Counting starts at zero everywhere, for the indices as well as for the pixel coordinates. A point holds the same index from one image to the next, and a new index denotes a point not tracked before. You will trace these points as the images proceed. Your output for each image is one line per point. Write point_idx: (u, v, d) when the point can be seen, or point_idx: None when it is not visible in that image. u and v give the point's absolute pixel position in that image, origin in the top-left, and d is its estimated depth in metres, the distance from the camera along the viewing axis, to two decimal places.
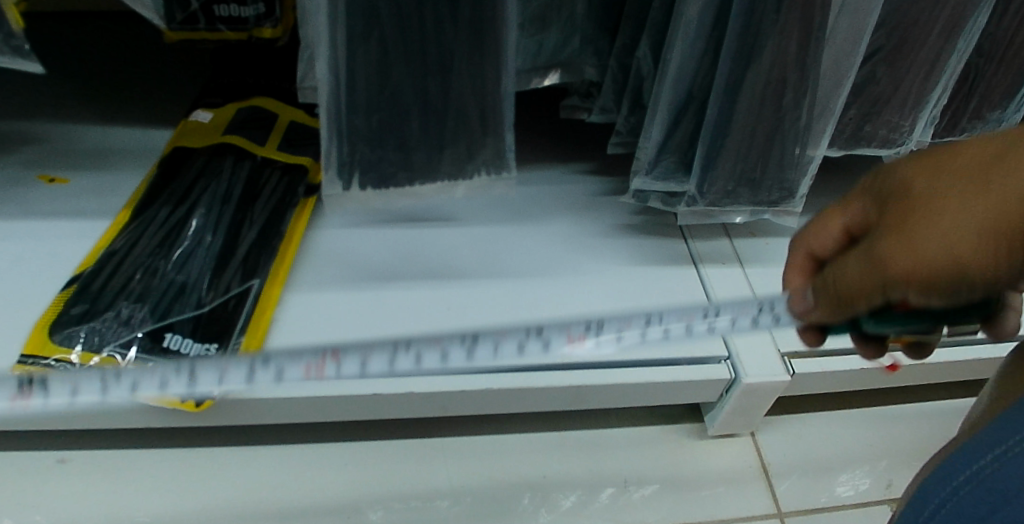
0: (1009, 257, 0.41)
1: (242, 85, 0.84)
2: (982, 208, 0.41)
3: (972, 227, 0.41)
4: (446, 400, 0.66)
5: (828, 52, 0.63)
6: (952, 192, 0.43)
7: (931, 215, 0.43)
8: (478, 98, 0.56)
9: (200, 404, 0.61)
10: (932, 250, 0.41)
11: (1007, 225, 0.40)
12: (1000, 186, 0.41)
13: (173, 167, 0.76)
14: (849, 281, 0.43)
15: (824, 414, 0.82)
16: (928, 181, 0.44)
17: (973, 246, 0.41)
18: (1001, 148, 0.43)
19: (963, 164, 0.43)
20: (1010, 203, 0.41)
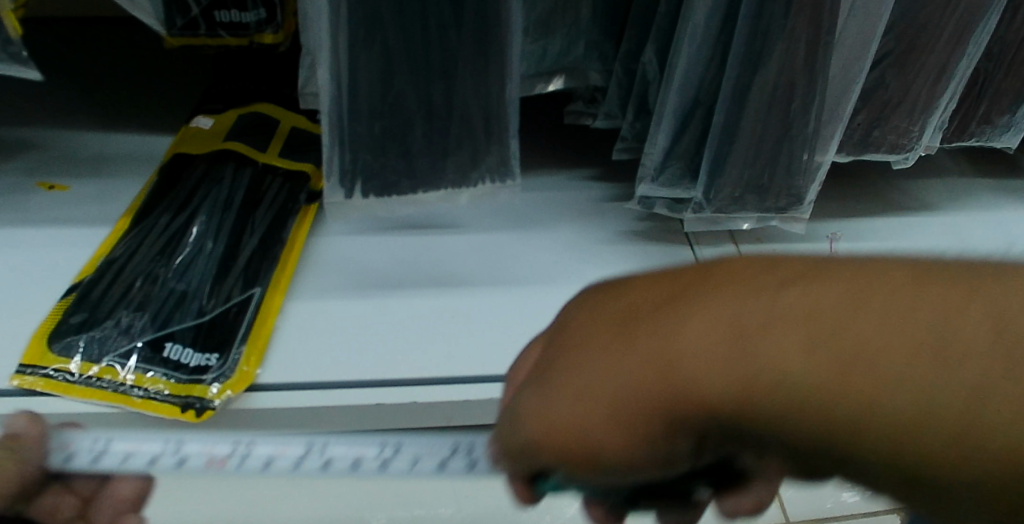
0: (639, 437, 0.37)
1: (244, 91, 0.84)
2: (638, 368, 0.36)
3: (564, 414, 0.37)
4: (448, 411, 0.64)
5: (836, 58, 0.62)
6: (585, 354, 0.38)
7: (612, 353, 0.37)
8: (482, 105, 0.56)
9: (200, 415, 0.60)
10: (570, 403, 0.37)
11: (585, 443, 0.37)
12: (661, 345, 0.36)
13: (173, 173, 0.76)
14: (534, 428, 0.38)
15: None
16: (572, 346, 0.39)
17: (592, 437, 0.37)
18: (840, 302, 0.34)
19: (674, 335, 0.36)
20: (632, 401, 0.36)
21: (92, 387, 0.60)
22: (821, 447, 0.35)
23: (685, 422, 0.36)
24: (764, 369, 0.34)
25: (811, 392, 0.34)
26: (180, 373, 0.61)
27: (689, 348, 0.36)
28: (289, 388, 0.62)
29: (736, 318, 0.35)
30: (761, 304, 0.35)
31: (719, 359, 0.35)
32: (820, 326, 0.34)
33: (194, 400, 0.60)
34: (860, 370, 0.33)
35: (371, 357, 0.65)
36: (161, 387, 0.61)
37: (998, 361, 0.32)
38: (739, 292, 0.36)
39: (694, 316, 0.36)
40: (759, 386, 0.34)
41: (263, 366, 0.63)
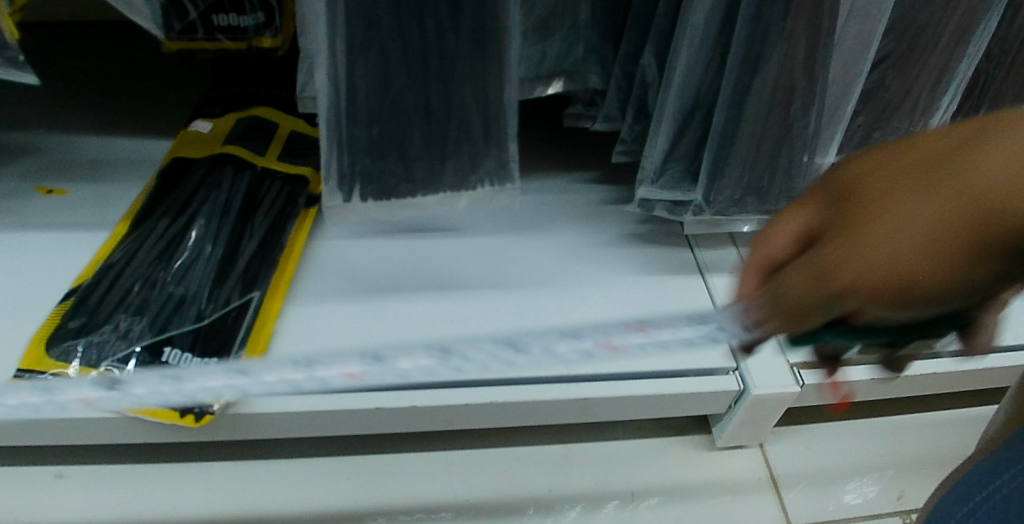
0: (953, 273, 0.40)
1: (243, 95, 0.84)
2: (936, 213, 0.39)
3: (876, 250, 0.39)
4: (450, 412, 0.65)
5: (836, 59, 0.62)
6: (880, 183, 0.41)
7: (889, 214, 0.40)
8: (481, 108, 0.55)
9: (199, 419, 0.61)
10: (864, 256, 0.39)
11: (951, 233, 0.39)
12: (943, 188, 0.39)
13: (172, 177, 0.75)
14: (801, 291, 0.40)
15: (833, 424, 0.81)
16: (891, 168, 0.42)
17: (917, 268, 0.39)
18: (957, 145, 0.41)
19: (972, 169, 0.39)
20: (913, 231, 0.39)
21: None
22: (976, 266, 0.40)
23: (989, 247, 0.39)
24: (983, 201, 0.39)
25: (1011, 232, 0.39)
26: None
27: (925, 209, 0.39)
28: (288, 392, 0.63)
29: (997, 161, 0.39)
30: (982, 164, 0.39)
31: (948, 180, 0.40)
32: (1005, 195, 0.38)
33: (193, 405, 0.61)
34: (989, 199, 0.39)
35: None
36: None
37: None
38: (960, 166, 0.40)
39: (978, 163, 0.39)
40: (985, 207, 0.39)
41: None
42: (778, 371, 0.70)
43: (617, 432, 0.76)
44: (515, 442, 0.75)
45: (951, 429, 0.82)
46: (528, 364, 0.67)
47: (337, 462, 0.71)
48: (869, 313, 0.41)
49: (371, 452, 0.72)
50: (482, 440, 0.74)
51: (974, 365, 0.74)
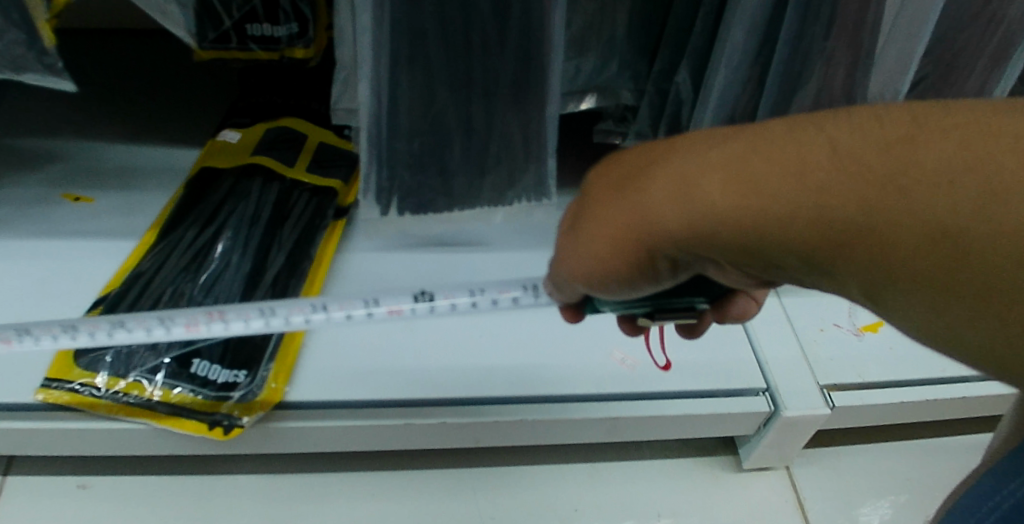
0: (633, 268, 0.39)
1: (272, 105, 0.83)
2: (614, 215, 0.39)
3: (621, 233, 0.38)
4: (480, 429, 0.65)
5: (874, 79, 0.61)
6: (597, 197, 0.40)
7: (610, 204, 0.39)
8: (522, 125, 0.55)
9: (227, 432, 0.60)
10: (608, 236, 0.39)
11: (625, 240, 0.38)
12: (623, 196, 0.38)
13: (200, 187, 0.75)
14: (565, 265, 0.42)
15: (859, 447, 0.80)
16: (591, 190, 0.42)
17: (660, 243, 0.38)
18: (740, 151, 0.36)
19: (693, 153, 0.37)
20: (654, 223, 0.37)
21: (118, 402, 0.60)
22: (888, 264, 0.34)
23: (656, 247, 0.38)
24: (695, 213, 0.36)
25: (838, 222, 0.34)
26: (207, 390, 0.61)
27: (647, 202, 0.37)
28: (315, 407, 0.63)
29: (672, 168, 0.37)
30: (706, 156, 0.36)
31: (682, 181, 0.36)
32: (747, 179, 0.35)
33: (221, 417, 0.60)
34: (753, 197, 0.35)
35: (400, 377, 0.65)
36: (189, 403, 0.61)
37: (819, 210, 0.34)
38: (676, 153, 0.37)
39: (648, 174, 0.38)
40: (745, 224, 0.35)
41: (290, 384, 0.63)
42: (809, 393, 0.69)
43: (644, 451, 0.76)
44: (538, 461, 0.74)
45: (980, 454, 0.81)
46: (559, 382, 0.67)
47: (357, 480, 0.70)
48: (613, 293, 0.42)
49: (392, 470, 0.71)
50: (506, 458, 0.73)
51: (1003, 390, 0.73)
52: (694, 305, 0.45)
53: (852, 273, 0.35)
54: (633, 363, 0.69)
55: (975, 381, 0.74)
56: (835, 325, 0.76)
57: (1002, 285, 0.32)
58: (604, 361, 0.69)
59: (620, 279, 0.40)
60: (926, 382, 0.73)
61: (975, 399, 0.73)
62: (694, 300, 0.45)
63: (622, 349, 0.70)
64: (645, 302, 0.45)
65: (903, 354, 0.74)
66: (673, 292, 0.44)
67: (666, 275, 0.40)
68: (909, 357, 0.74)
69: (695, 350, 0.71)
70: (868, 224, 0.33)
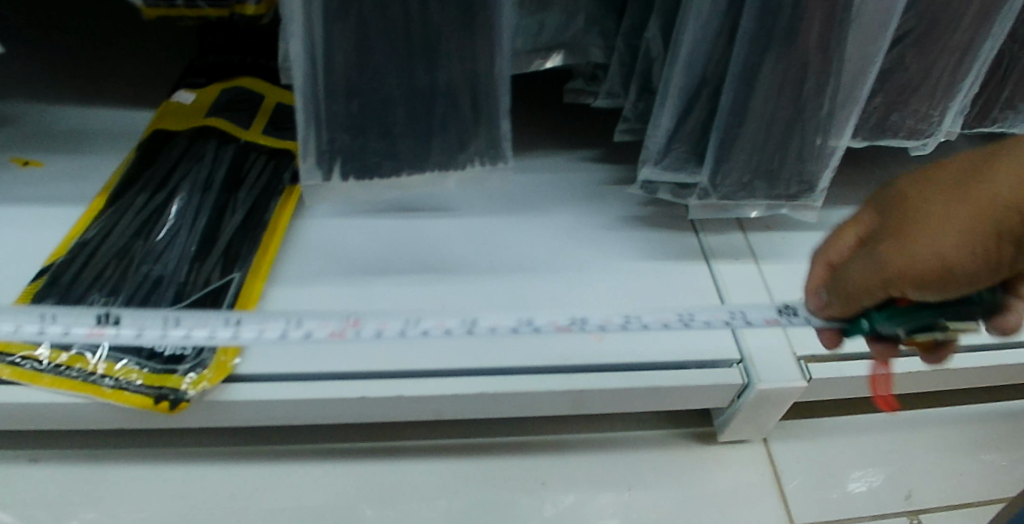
0: (980, 259, 0.44)
1: (230, 65, 0.80)
2: (940, 218, 0.45)
3: (965, 219, 0.44)
4: (439, 403, 0.63)
5: (852, 35, 0.57)
6: (942, 198, 0.46)
7: (936, 219, 0.45)
8: (469, 82, 0.52)
9: (173, 407, 0.58)
10: (923, 237, 0.45)
11: (979, 227, 0.43)
12: (950, 199, 0.45)
13: (152, 150, 0.72)
14: (869, 277, 0.46)
15: (840, 419, 0.78)
16: (929, 191, 0.47)
17: (1006, 226, 0.43)
18: (967, 169, 0.46)
19: (987, 181, 0.44)
20: (955, 225, 0.44)
21: (60, 376, 0.58)
22: None
23: (998, 238, 0.43)
24: (986, 211, 0.43)
25: (983, 212, 0.43)
26: (153, 363, 0.60)
27: (984, 195, 0.44)
28: (267, 380, 0.61)
29: (1015, 171, 0.44)
30: (995, 184, 0.44)
31: (995, 200, 0.43)
32: (995, 194, 0.43)
33: (167, 392, 0.58)
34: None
35: (358, 348, 0.63)
36: (134, 377, 0.59)
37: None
38: (936, 186, 0.47)
39: (988, 178, 0.44)
40: (994, 216, 0.43)
41: (240, 356, 0.62)
42: (785, 365, 0.66)
43: (614, 424, 0.74)
44: (504, 434, 0.72)
45: (965, 426, 0.79)
46: (523, 355, 0.64)
47: (318, 454, 0.69)
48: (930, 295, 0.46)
49: (354, 442, 0.70)
50: (470, 431, 0.72)
51: (990, 361, 0.70)
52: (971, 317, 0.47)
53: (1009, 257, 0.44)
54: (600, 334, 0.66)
55: (959, 353, 0.70)
56: None
57: None
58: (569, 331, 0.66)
59: (973, 269, 0.44)
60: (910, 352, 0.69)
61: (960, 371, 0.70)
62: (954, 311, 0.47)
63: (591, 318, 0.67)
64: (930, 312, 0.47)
65: None
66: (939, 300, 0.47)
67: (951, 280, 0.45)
68: None
69: None
70: (949, 254, 0.44)
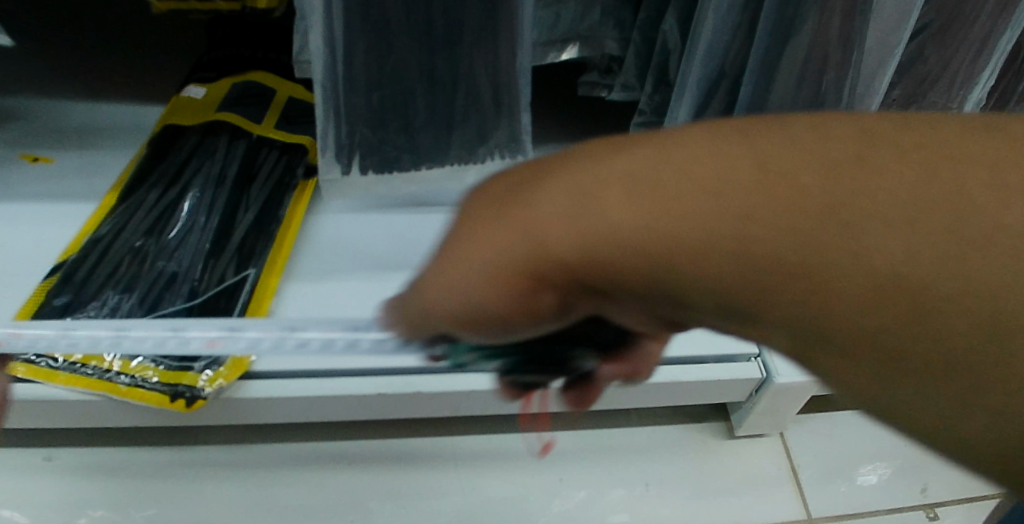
0: (519, 301, 0.31)
1: (240, 59, 0.79)
2: (553, 225, 0.29)
3: (566, 237, 0.29)
4: (456, 399, 0.63)
5: (873, 28, 0.57)
6: (597, 188, 0.29)
7: (575, 212, 0.29)
8: (490, 75, 0.52)
9: (190, 404, 0.57)
10: (478, 260, 0.30)
11: (575, 254, 0.29)
12: (631, 191, 0.29)
13: (163, 145, 0.71)
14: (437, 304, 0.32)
15: (856, 412, 0.77)
16: (569, 168, 0.30)
17: (630, 257, 0.29)
18: (777, 145, 0.28)
19: (732, 159, 0.28)
20: (618, 240, 0.29)
21: (76, 374, 0.57)
22: (793, 289, 0.27)
23: (580, 272, 0.30)
24: (651, 240, 0.28)
25: (755, 247, 0.27)
26: (169, 360, 0.58)
27: (614, 209, 0.28)
28: (283, 377, 0.60)
29: (780, 163, 0.27)
30: (764, 149, 0.28)
31: (717, 192, 0.28)
32: (729, 208, 0.27)
33: (183, 389, 0.57)
34: (745, 206, 0.27)
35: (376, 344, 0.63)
36: (150, 374, 0.58)
37: (820, 234, 0.26)
38: (593, 156, 0.30)
39: (658, 163, 0.29)
40: (653, 248, 0.28)
41: (256, 352, 0.61)
42: None
43: (630, 418, 0.73)
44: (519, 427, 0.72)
45: None
46: None
47: (333, 450, 0.68)
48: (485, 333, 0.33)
49: (370, 438, 0.69)
50: (486, 425, 0.71)
51: None
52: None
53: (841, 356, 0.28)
54: None
55: None
56: None
57: (862, 321, 0.26)
58: None
59: (516, 320, 0.32)
60: None
61: None
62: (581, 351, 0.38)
63: None
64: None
65: None
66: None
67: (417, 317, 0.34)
68: None
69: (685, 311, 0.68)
70: (828, 261, 0.26)
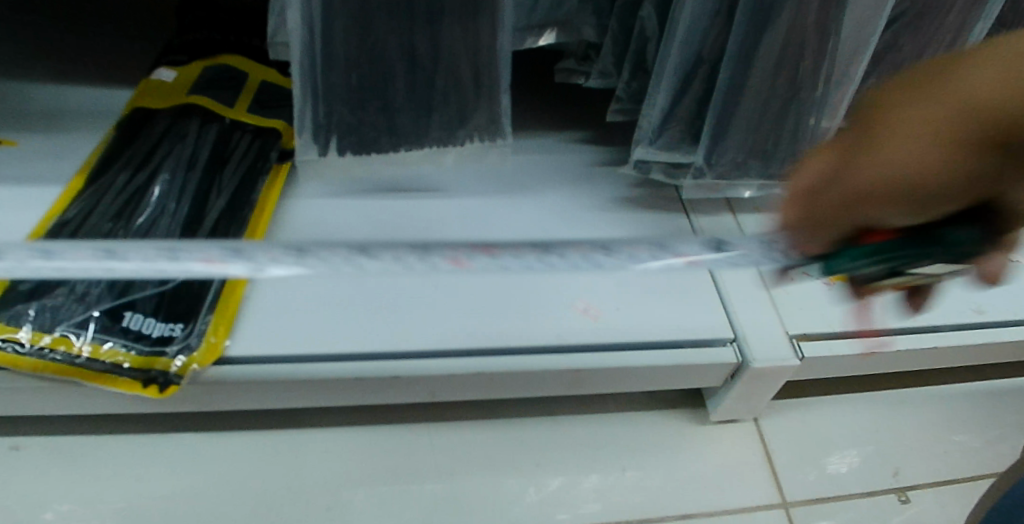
0: (927, 196, 0.35)
1: (211, 42, 0.78)
2: (921, 124, 0.35)
3: (926, 128, 0.34)
4: (434, 384, 0.62)
5: (849, 15, 0.57)
6: (929, 99, 0.35)
7: (896, 133, 0.35)
8: (470, 56, 0.57)
9: (163, 390, 0.56)
10: (884, 157, 0.35)
11: (944, 144, 0.34)
12: (932, 99, 0.35)
13: (132, 128, 0.70)
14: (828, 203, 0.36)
15: (827, 399, 0.78)
16: (903, 94, 0.36)
17: (938, 152, 0.34)
18: (932, 74, 0.36)
19: (954, 73, 0.35)
20: (952, 133, 0.34)
21: (44, 359, 0.55)
22: (933, 159, 0.34)
23: (962, 168, 0.35)
24: (943, 131, 0.34)
25: (981, 105, 0.34)
26: (141, 345, 0.58)
27: (929, 106, 0.35)
28: (258, 363, 0.59)
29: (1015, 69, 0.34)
30: (969, 75, 0.35)
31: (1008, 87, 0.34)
32: (960, 102, 0.34)
33: (156, 374, 0.56)
34: (1010, 107, 0.34)
35: (351, 330, 0.62)
36: (121, 359, 0.57)
37: (942, 122, 0.34)
38: (899, 93, 0.36)
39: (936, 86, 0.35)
40: (987, 127, 0.34)
41: (232, 337, 0.60)
42: (778, 343, 0.67)
43: (607, 405, 0.74)
44: (497, 414, 0.72)
45: (949, 404, 0.80)
46: (519, 334, 0.64)
47: (307, 441, 0.68)
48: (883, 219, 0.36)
49: (347, 426, 0.69)
50: (461, 415, 0.71)
51: (977, 339, 0.71)
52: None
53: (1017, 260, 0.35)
54: (597, 313, 0.66)
55: (948, 332, 0.71)
56: None
57: (932, 180, 0.35)
58: (565, 310, 0.66)
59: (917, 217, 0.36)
60: (900, 331, 0.70)
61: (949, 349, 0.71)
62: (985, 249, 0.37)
63: (586, 299, 0.67)
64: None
65: (874, 304, 0.72)
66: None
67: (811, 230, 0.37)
68: (881, 308, 0.72)
69: (663, 297, 0.69)
70: (916, 137, 0.34)
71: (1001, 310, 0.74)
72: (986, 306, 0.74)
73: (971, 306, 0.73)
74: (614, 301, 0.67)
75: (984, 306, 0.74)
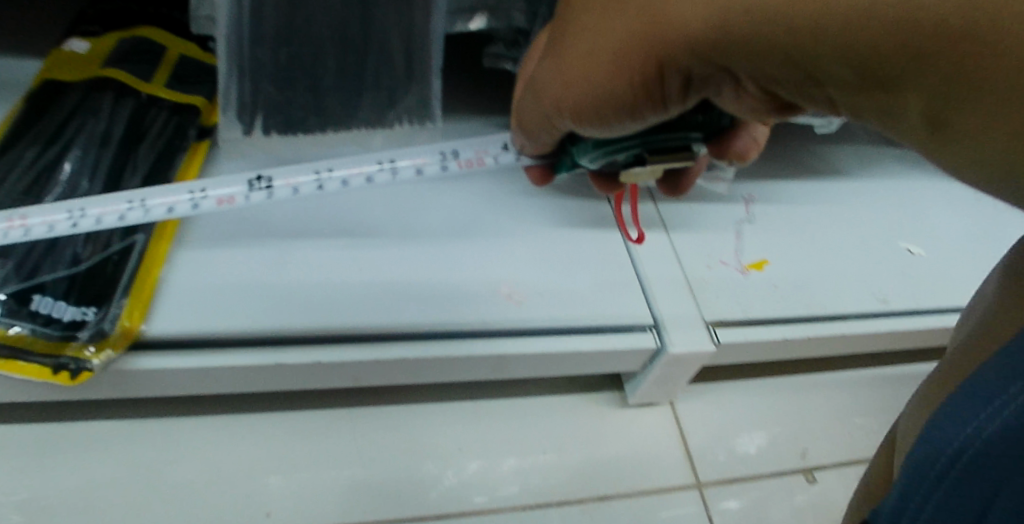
0: (644, 90, 0.41)
1: (126, 12, 0.74)
2: (608, 32, 0.41)
3: (606, 38, 0.41)
4: (359, 370, 0.62)
5: None
6: (598, 14, 0.42)
7: (580, 44, 0.42)
8: (404, 40, 0.63)
9: (75, 377, 0.53)
10: (542, 79, 0.44)
11: (644, 49, 0.39)
12: (575, 30, 0.43)
13: (39, 101, 0.66)
14: (530, 117, 0.47)
15: (740, 382, 0.82)
16: (558, 29, 0.45)
17: (629, 48, 0.40)
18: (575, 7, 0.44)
19: None
20: (566, 55, 0.43)
21: None
22: (660, 55, 0.39)
23: (664, 60, 0.39)
24: (633, 37, 0.39)
25: (674, 19, 0.38)
26: (50, 329, 0.54)
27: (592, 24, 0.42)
28: (174, 349, 0.58)
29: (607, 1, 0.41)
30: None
31: (589, 16, 0.42)
32: (646, 12, 0.39)
33: (67, 361, 0.53)
34: (603, 23, 0.41)
35: (271, 313, 0.61)
36: (29, 345, 0.53)
37: (660, 23, 0.39)
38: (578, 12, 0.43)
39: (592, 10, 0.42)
40: (596, 49, 0.41)
41: (148, 322, 0.58)
42: (695, 330, 0.69)
43: (531, 389, 0.76)
44: (422, 399, 0.72)
45: (849, 389, 0.86)
46: (443, 319, 0.64)
47: (225, 426, 0.66)
48: (590, 132, 0.45)
49: (270, 411, 0.68)
50: (387, 398, 0.71)
51: (878, 327, 0.76)
52: (691, 143, 0.46)
53: (897, 83, 0.36)
54: (520, 298, 0.67)
55: (851, 319, 0.76)
56: (721, 263, 0.77)
57: (677, 59, 0.39)
58: (491, 296, 0.67)
59: (560, 125, 0.45)
60: (808, 319, 0.75)
61: (853, 338, 0.76)
62: (687, 134, 0.46)
63: (511, 283, 0.69)
64: (637, 144, 0.46)
65: (787, 292, 0.76)
66: (664, 131, 0.46)
67: (681, 96, 0.42)
68: (793, 295, 0.76)
69: (590, 285, 0.71)
70: (632, 39, 0.40)
71: (903, 301, 0.79)
72: (890, 297, 0.79)
73: (876, 297, 0.78)
74: (536, 287, 0.69)
75: (889, 297, 0.79)
